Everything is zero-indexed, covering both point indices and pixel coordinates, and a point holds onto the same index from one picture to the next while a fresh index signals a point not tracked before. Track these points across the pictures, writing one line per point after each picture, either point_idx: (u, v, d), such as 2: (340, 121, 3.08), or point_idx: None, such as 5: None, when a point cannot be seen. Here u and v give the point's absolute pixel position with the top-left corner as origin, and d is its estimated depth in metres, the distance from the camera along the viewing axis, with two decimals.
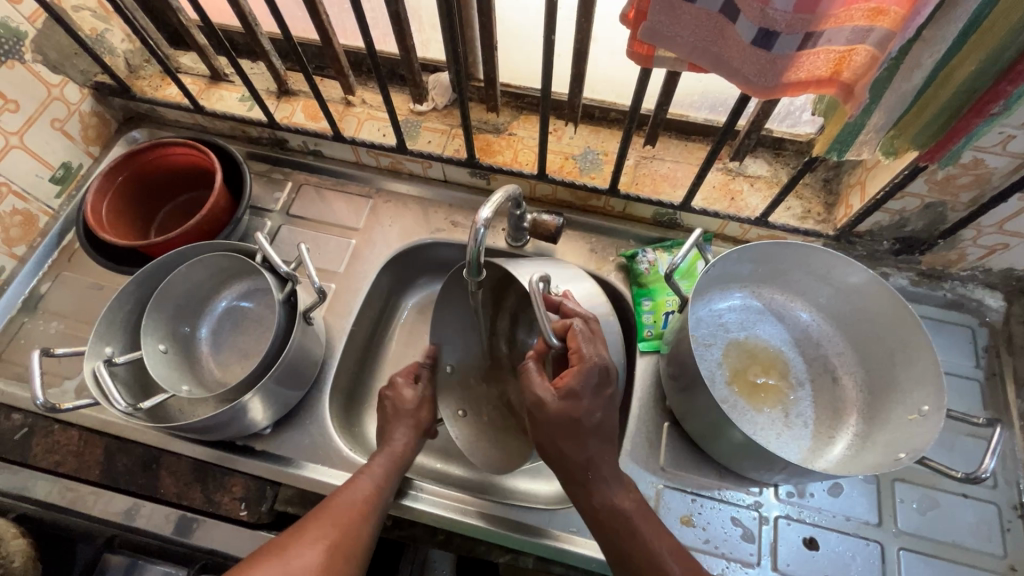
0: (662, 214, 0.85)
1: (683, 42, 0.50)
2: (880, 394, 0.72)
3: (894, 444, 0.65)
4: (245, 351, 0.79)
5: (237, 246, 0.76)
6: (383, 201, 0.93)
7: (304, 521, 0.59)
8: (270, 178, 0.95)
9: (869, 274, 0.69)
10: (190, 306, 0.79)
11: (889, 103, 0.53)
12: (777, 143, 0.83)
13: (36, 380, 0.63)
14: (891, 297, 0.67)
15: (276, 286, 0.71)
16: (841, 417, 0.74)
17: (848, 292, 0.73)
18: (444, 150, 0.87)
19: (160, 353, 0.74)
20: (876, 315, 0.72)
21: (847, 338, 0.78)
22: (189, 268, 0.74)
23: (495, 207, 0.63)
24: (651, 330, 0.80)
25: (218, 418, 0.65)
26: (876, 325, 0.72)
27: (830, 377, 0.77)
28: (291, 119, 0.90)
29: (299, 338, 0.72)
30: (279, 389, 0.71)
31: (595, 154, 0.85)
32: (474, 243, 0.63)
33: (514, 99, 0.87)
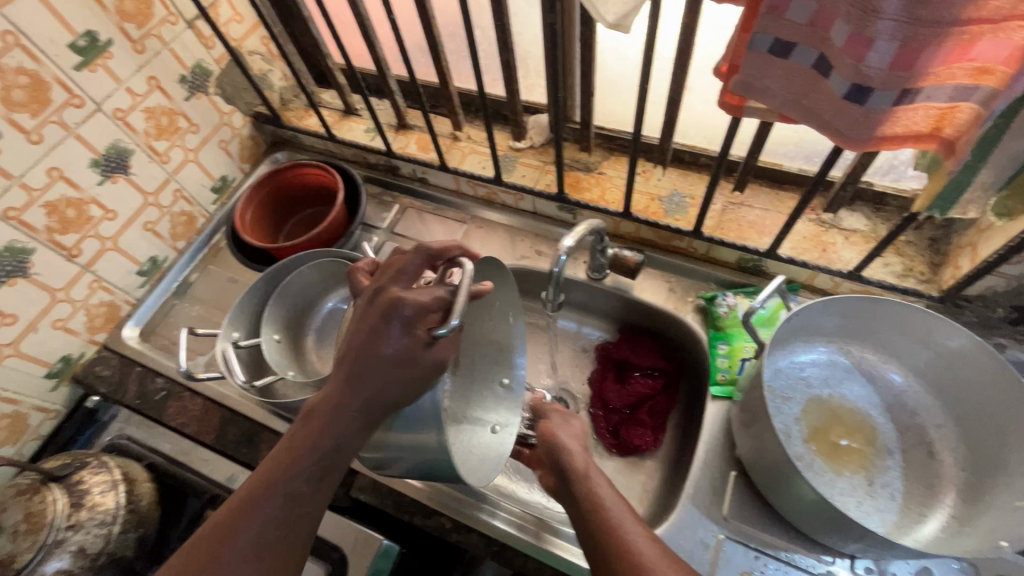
0: (747, 260, 0.85)
1: (774, 94, 0.53)
2: (984, 474, 0.65)
3: (996, 531, 0.58)
4: None
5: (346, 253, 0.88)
6: (476, 226, 1.02)
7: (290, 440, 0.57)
8: (381, 201, 1.07)
9: (975, 341, 0.64)
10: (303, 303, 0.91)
11: (996, 160, 0.51)
12: (878, 197, 0.80)
13: (182, 353, 0.79)
14: (999, 368, 0.62)
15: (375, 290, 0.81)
16: (936, 494, 0.68)
17: (950, 358, 0.69)
18: (536, 183, 0.94)
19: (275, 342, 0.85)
20: (982, 387, 0.66)
21: (947, 408, 0.72)
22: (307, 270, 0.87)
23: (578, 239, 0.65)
24: (725, 374, 0.79)
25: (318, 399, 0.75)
26: (982, 398, 0.66)
27: (925, 450, 0.72)
28: (405, 150, 1.02)
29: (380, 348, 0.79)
30: None
31: (681, 197, 0.88)
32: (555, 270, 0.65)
33: (606, 140, 0.92)
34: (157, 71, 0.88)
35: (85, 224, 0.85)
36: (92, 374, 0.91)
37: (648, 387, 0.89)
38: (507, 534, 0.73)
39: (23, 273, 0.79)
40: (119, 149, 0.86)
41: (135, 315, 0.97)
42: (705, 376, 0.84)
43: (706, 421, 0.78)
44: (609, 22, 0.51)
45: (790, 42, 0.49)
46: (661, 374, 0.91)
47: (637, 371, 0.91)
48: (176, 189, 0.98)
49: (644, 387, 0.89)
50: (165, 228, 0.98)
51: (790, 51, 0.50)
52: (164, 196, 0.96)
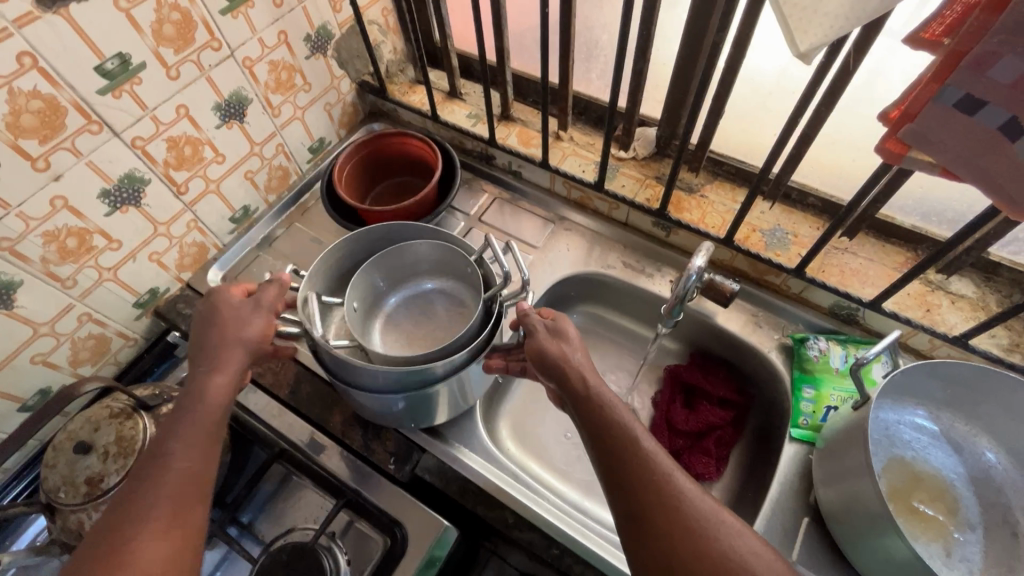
0: (842, 307, 0.84)
1: (946, 149, 0.52)
2: None
3: None
4: (412, 337, 0.84)
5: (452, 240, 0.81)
6: (564, 228, 1.02)
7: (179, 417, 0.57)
8: (471, 186, 1.07)
9: None
10: (399, 274, 0.86)
11: None
12: (992, 267, 0.78)
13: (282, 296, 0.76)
14: None
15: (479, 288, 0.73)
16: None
17: None
18: (635, 196, 0.94)
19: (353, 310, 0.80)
20: None
21: None
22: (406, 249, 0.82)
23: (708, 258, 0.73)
24: (807, 420, 0.78)
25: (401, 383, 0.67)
26: None
27: (1010, 531, 0.70)
28: (506, 141, 1.02)
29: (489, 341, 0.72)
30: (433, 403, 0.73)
31: (784, 233, 0.86)
32: (684, 284, 0.75)
33: (714, 164, 0.92)
34: (287, 27, 0.89)
35: (197, 163, 0.86)
36: (175, 310, 0.93)
37: (718, 417, 0.88)
38: (573, 540, 0.71)
39: (135, 202, 0.80)
40: (239, 97, 0.87)
41: (219, 259, 0.98)
42: (783, 416, 0.83)
43: (784, 463, 0.77)
44: (800, 51, 0.50)
45: (981, 98, 0.48)
46: (731, 406, 0.90)
47: (707, 399, 0.90)
48: (279, 143, 0.99)
49: (713, 416, 0.88)
50: (262, 179, 1.00)
51: (978, 109, 0.49)
52: (268, 148, 0.98)
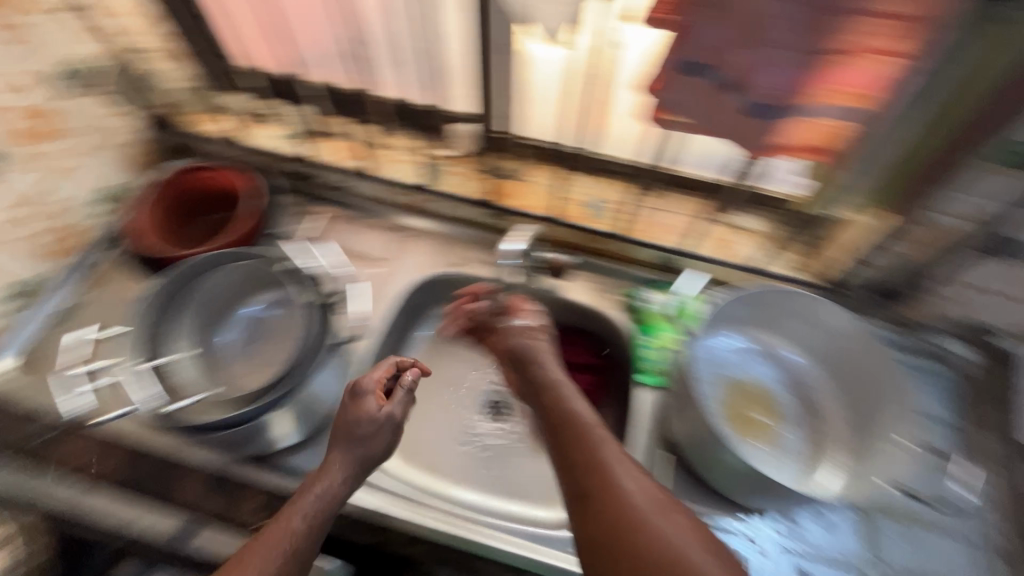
0: (662, 259, 0.93)
1: None
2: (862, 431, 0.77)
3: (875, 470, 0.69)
4: (263, 361, 0.80)
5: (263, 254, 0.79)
6: (405, 235, 1.00)
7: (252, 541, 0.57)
8: (300, 210, 1.02)
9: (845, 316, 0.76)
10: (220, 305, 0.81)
11: None
12: (762, 199, 0.87)
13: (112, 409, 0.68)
14: (865, 338, 0.75)
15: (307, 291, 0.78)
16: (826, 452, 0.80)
17: (828, 333, 0.81)
18: (464, 191, 0.96)
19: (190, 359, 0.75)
20: (856, 356, 0.78)
21: (832, 378, 0.84)
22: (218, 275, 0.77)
23: None
24: (650, 364, 0.86)
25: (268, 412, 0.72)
26: (856, 365, 0.79)
27: (817, 415, 0.83)
28: (326, 158, 0.99)
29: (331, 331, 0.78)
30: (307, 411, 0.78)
31: (602, 203, 0.94)
32: None
33: (529, 149, 0.96)
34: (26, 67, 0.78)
35: None
36: None
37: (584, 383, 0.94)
38: (460, 538, 0.72)
39: None
40: None
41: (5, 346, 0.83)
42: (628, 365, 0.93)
43: (641, 409, 0.84)
44: None
45: None
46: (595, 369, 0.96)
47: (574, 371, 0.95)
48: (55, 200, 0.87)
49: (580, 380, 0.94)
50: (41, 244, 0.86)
51: None
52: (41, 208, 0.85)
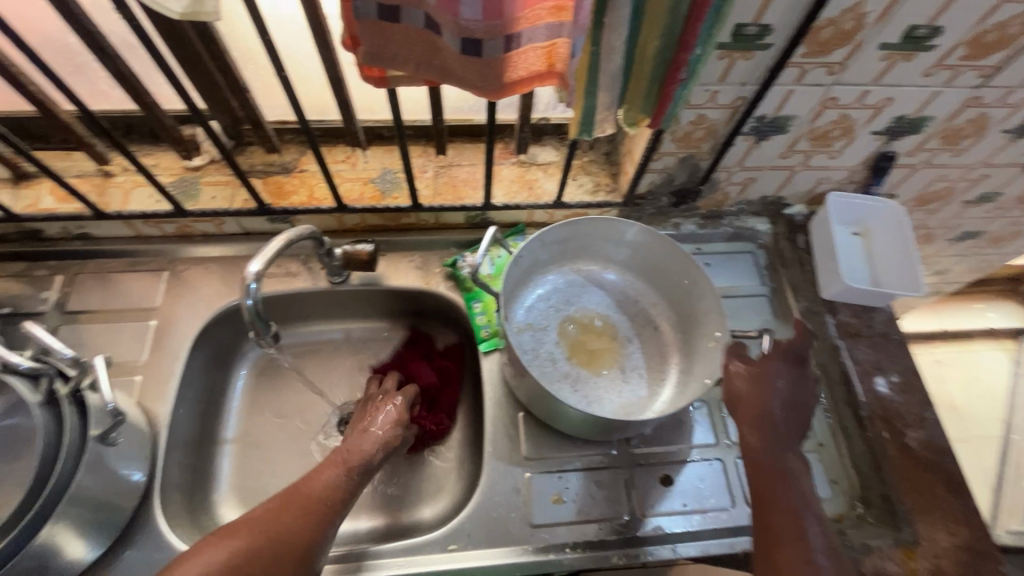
0: (473, 217, 0.87)
1: (404, 59, 0.52)
2: (690, 333, 0.81)
3: (706, 371, 0.75)
4: (23, 478, 0.64)
5: None
6: (181, 269, 0.85)
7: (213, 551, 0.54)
8: (32, 277, 0.82)
9: (646, 229, 0.79)
10: None
11: (605, 83, 0.58)
12: (558, 129, 0.88)
13: None
14: (669, 243, 0.78)
15: (29, 390, 0.58)
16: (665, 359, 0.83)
17: (638, 247, 0.82)
18: (232, 202, 0.82)
19: None
20: (668, 262, 0.81)
21: (657, 289, 0.86)
22: None
23: (265, 258, 0.61)
24: (487, 329, 0.84)
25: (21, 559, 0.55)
26: (670, 271, 0.82)
27: (652, 327, 0.85)
28: (38, 206, 0.79)
29: (81, 425, 0.60)
30: (96, 518, 0.62)
31: (393, 174, 0.85)
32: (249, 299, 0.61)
33: (294, 134, 0.84)
34: None
35: None
36: None
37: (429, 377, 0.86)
38: None
39: None
40: None
41: None
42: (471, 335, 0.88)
43: (490, 379, 0.81)
44: (180, 11, 0.44)
45: (391, 5, 0.48)
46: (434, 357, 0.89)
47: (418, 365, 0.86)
48: None
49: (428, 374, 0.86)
50: None
51: (397, 14, 0.49)
52: None
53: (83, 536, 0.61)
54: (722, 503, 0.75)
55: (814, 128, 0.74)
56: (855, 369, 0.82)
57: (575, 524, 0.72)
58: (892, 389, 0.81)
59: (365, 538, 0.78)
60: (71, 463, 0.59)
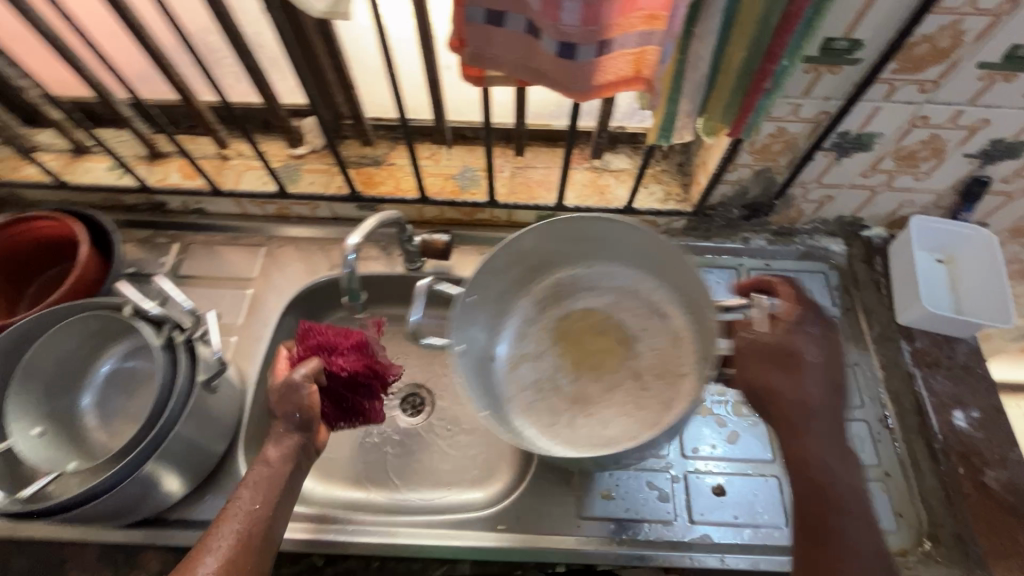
0: (544, 217, 0.91)
1: (503, 61, 0.57)
2: (697, 319, 0.74)
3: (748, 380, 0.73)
4: (137, 414, 0.73)
5: (103, 302, 0.69)
6: (276, 246, 0.94)
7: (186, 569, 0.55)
8: (153, 243, 0.93)
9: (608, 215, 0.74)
10: (71, 367, 0.71)
11: (689, 91, 0.61)
12: (633, 138, 0.90)
13: None
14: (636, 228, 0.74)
15: (153, 335, 0.67)
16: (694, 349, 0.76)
17: (605, 237, 0.78)
18: (327, 188, 0.90)
19: (36, 437, 0.66)
20: (643, 243, 0.76)
21: (650, 275, 0.80)
22: (54, 338, 0.67)
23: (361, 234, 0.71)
24: None
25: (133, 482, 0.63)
26: (654, 254, 0.76)
27: (656, 315, 0.79)
28: (166, 181, 0.90)
29: (189, 373, 0.68)
30: (192, 457, 0.70)
31: (473, 171, 0.91)
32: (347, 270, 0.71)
33: (387, 130, 0.92)
34: None
35: None
36: None
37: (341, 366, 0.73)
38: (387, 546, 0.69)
39: None
40: None
41: None
42: None
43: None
44: (321, 9, 0.50)
45: (498, 11, 0.53)
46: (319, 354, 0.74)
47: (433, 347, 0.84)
48: None
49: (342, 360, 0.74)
50: None
51: (502, 19, 0.54)
52: None
53: (181, 472, 0.69)
54: (777, 520, 0.73)
55: (900, 147, 0.73)
56: (931, 400, 0.79)
57: (623, 521, 0.73)
58: (972, 424, 0.77)
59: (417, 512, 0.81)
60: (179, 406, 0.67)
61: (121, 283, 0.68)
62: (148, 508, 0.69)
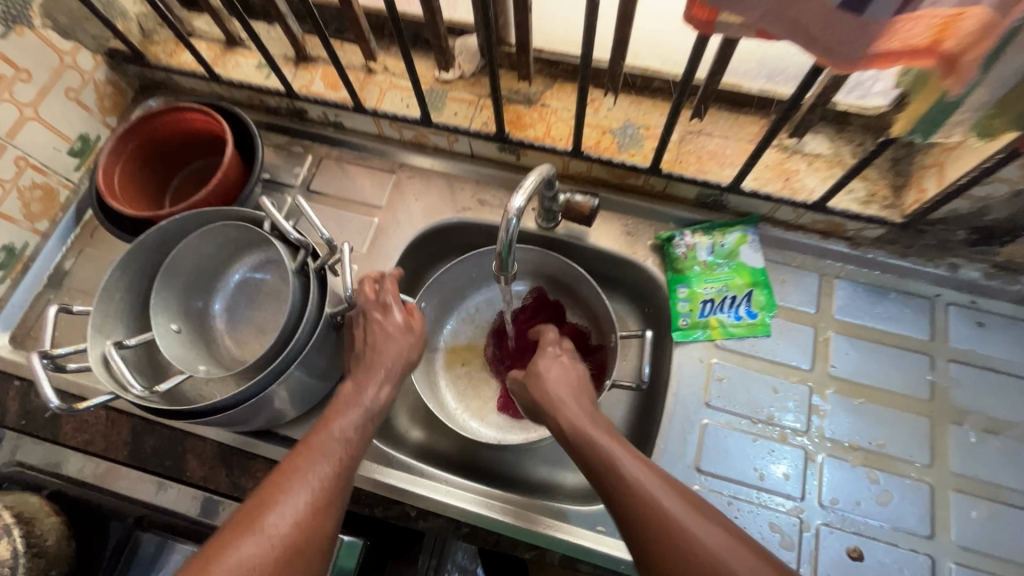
0: (706, 196, 0.78)
1: (753, 4, 0.43)
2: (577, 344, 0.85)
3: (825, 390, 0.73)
4: (262, 326, 0.74)
5: (245, 213, 0.67)
6: (406, 176, 0.88)
7: (277, 472, 0.57)
8: (290, 151, 0.91)
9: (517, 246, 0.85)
10: (207, 270, 0.72)
11: (997, 78, 0.45)
12: (842, 117, 0.74)
13: (44, 383, 0.56)
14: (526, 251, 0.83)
15: (288, 257, 0.64)
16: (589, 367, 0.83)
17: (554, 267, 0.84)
18: (471, 122, 0.81)
19: (173, 333, 0.67)
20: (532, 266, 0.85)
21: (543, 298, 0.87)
22: (197, 240, 0.66)
23: (528, 193, 0.54)
24: (686, 319, 0.76)
25: (255, 401, 0.63)
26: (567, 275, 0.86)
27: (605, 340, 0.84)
28: (310, 88, 0.86)
29: (317, 303, 0.66)
30: (307, 382, 0.69)
31: (635, 129, 0.79)
32: (505, 235, 0.54)
33: (547, 66, 0.81)
34: None
35: None
36: None
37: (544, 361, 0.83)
38: (483, 519, 0.67)
39: None
40: None
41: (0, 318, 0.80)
42: (664, 319, 0.81)
43: (693, 367, 0.75)
44: None
45: None
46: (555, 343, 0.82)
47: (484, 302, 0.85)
48: (20, 156, 0.77)
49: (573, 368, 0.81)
50: (15, 207, 0.78)
51: None
52: (4, 166, 0.76)
53: (296, 395, 0.69)
54: None
55: None
56: None
57: None
58: None
59: (506, 481, 0.78)
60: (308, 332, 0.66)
61: (261, 198, 0.65)
62: (265, 420, 0.70)
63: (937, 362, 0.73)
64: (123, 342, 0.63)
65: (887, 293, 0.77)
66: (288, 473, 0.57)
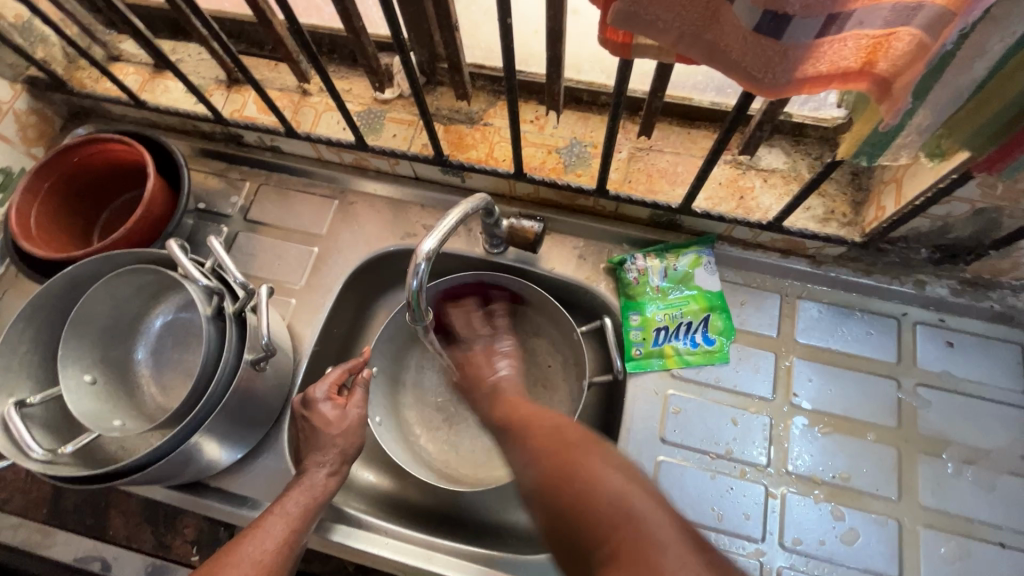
0: (659, 216, 0.74)
1: (666, 27, 0.38)
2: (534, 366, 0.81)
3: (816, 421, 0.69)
4: (191, 370, 0.70)
5: (160, 255, 0.63)
6: (349, 200, 0.84)
7: (226, 551, 0.53)
8: (227, 178, 0.86)
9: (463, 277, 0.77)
10: (129, 318, 0.68)
11: (938, 100, 0.41)
12: (797, 129, 0.70)
13: None
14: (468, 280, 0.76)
15: (203, 301, 0.60)
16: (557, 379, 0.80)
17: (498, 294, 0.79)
18: (410, 145, 0.77)
19: (87, 385, 0.63)
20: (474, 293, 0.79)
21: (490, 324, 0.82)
22: (107, 286, 0.62)
23: (442, 236, 0.55)
24: (640, 348, 0.72)
25: (169, 462, 0.58)
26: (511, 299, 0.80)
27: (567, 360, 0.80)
28: (242, 113, 0.81)
29: (235, 350, 0.61)
30: (236, 433, 0.64)
31: (582, 147, 0.75)
32: (415, 278, 0.56)
33: (489, 82, 0.77)
34: None
35: None
36: None
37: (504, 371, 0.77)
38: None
39: None
40: None
41: None
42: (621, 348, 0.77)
43: (649, 400, 0.71)
44: None
45: None
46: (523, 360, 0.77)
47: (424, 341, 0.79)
48: None
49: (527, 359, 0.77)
50: None
51: None
52: None
53: (224, 449, 0.64)
54: None
55: None
56: None
57: None
58: None
59: (459, 527, 0.74)
60: (228, 378, 0.61)
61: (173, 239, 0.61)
62: (193, 473, 0.64)
63: (904, 383, 0.69)
64: (26, 400, 0.58)
65: (852, 313, 0.73)
66: (235, 551, 0.52)
